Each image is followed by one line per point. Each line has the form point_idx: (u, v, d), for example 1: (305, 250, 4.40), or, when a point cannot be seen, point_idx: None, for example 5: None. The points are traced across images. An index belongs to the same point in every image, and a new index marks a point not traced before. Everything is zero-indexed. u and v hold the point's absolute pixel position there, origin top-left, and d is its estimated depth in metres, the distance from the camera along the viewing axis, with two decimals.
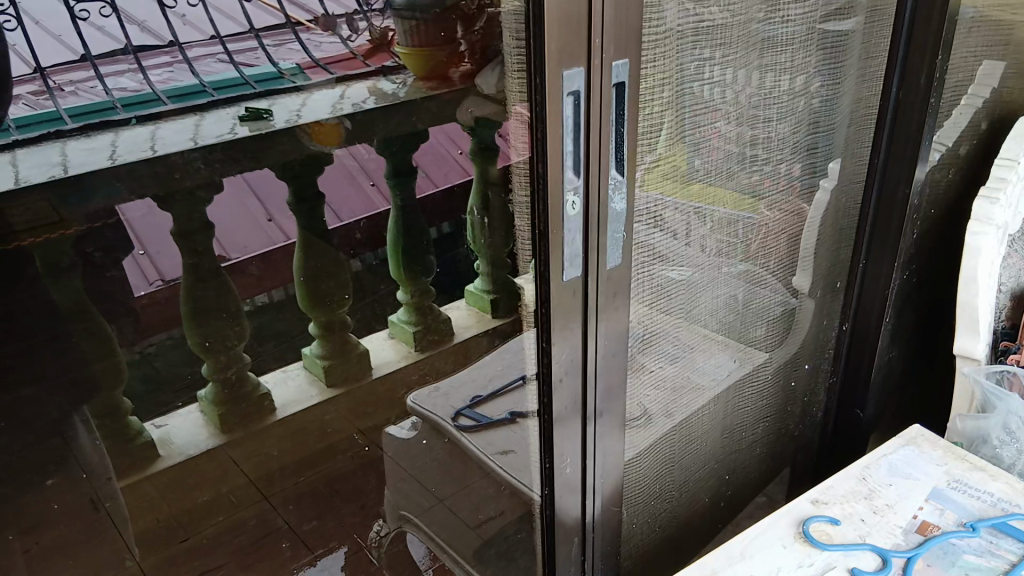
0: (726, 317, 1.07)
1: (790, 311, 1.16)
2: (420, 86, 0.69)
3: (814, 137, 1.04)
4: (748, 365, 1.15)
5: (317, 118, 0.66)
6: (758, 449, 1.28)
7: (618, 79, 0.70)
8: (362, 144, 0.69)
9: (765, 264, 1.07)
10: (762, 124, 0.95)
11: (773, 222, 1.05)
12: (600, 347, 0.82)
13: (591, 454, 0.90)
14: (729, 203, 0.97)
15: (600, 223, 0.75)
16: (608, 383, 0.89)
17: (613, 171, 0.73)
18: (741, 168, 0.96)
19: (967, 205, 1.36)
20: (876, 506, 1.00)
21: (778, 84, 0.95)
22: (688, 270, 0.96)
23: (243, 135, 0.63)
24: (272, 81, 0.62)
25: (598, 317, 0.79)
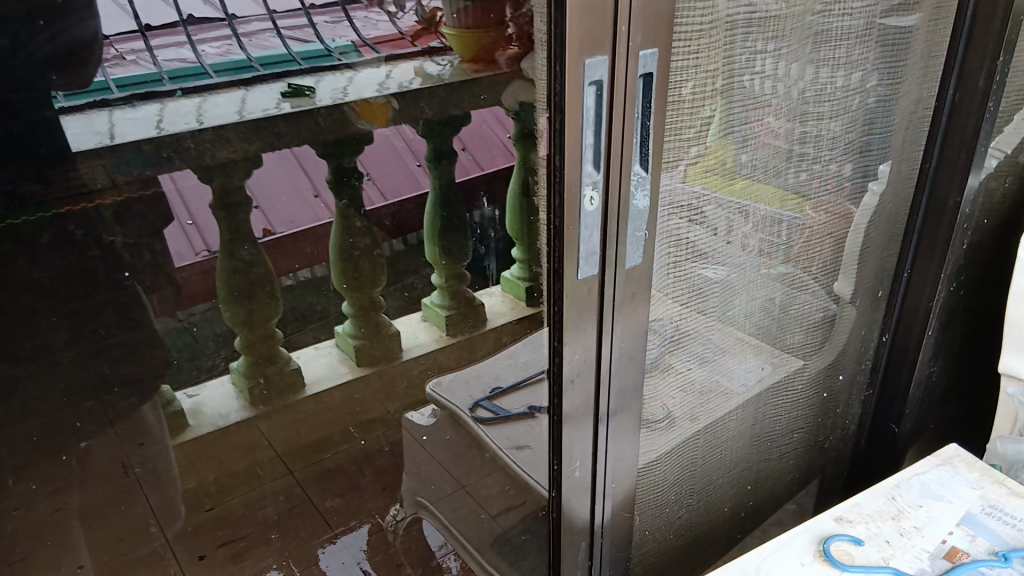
0: (764, 320, 1.04)
1: (830, 318, 1.13)
2: (467, 68, 0.69)
3: (867, 136, 1.00)
4: (782, 371, 1.12)
5: (363, 97, 0.65)
6: (786, 460, 1.26)
7: (646, 70, 0.70)
8: (408, 125, 0.68)
9: (807, 268, 1.04)
10: (813, 121, 0.92)
11: (818, 224, 1.01)
12: (616, 346, 0.86)
13: (602, 446, 0.93)
14: (776, 201, 0.94)
15: (618, 219, 0.76)
16: (626, 377, 0.90)
17: (636, 168, 0.75)
18: (789, 167, 0.93)
19: (1022, 216, 1.31)
20: (904, 528, 0.98)
21: (833, 80, 0.91)
22: (727, 271, 0.94)
23: (288, 110, 0.62)
24: (318, 58, 0.61)
25: (615, 315, 0.83)
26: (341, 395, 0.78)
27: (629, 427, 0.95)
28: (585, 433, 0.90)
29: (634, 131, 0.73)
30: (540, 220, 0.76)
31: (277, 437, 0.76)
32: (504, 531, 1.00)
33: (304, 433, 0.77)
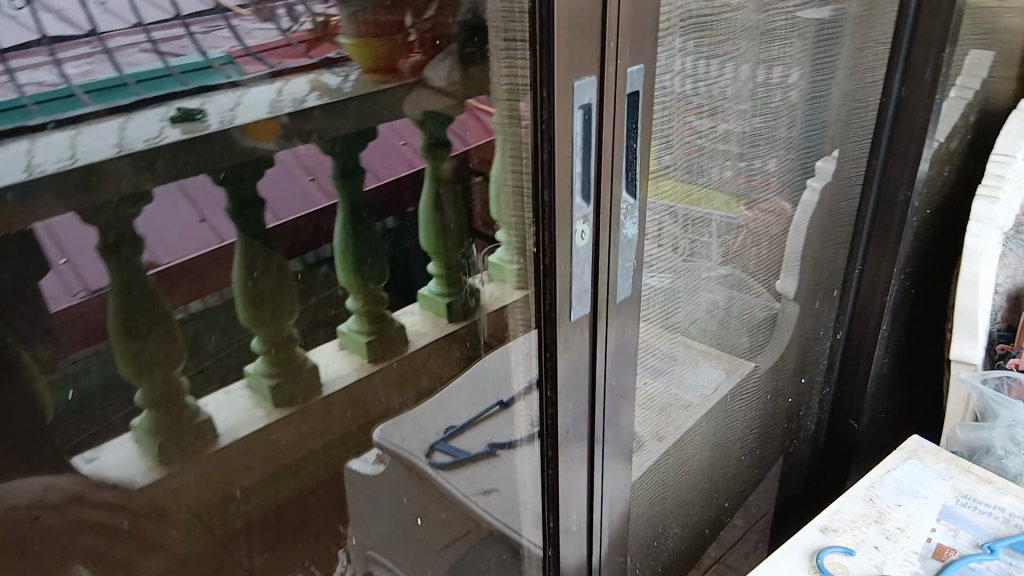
0: (710, 324, 1.01)
1: (772, 315, 1.09)
2: (369, 78, 0.64)
3: (799, 132, 0.99)
4: (731, 375, 1.08)
5: (255, 119, 0.59)
6: (744, 458, 1.21)
7: (633, 87, 0.73)
8: (311, 145, 0.63)
9: (745, 267, 1.02)
10: (736, 119, 0.90)
11: (751, 222, 0.99)
12: (608, 372, 0.88)
13: (598, 472, 0.94)
14: (705, 202, 0.91)
15: (610, 245, 0.80)
16: (616, 403, 0.91)
17: (624, 195, 0.79)
18: (715, 166, 0.90)
19: (960, 201, 1.31)
20: (888, 531, 0.94)
21: (754, 76, 0.89)
22: (663, 276, 0.91)
23: (173, 138, 0.56)
24: (201, 73, 0.56)
25: (606, 349, 0.86)
26: (260, 439, 0.72)
27: (580, 446, 0.91)
28: (579, 465, 0.92)
29: (621, 148, 0.75)
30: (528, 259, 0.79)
31: (193, 494, 0.70)
32: (458, 557, 0.99)
33: (221, 488, 0.71)
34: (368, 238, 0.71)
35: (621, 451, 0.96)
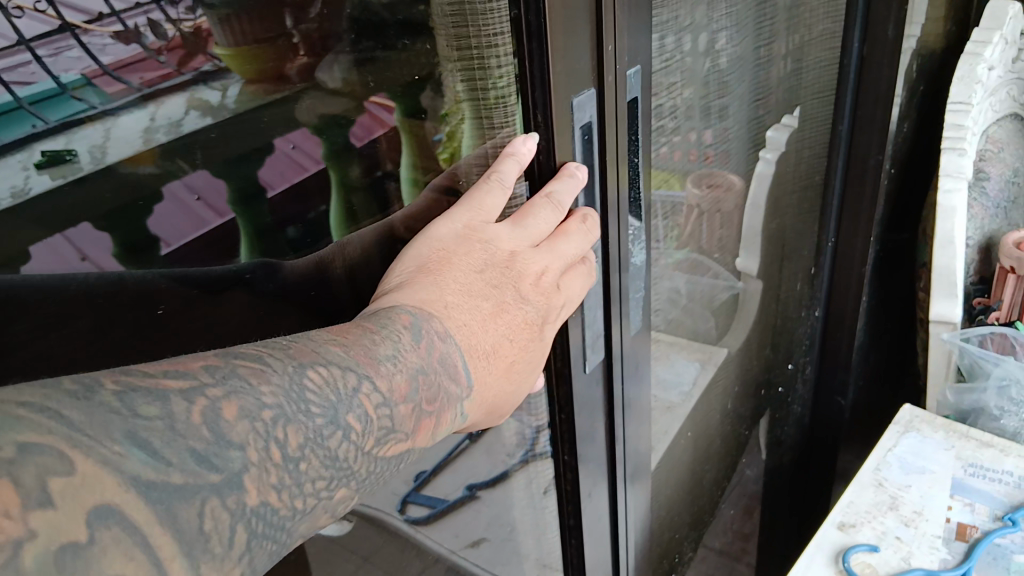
0: (674, 314, 0.86)
1: (735, 295, 1.00)
2: (253, 91, 0.46)
3: (750, 102, 0.85)
4: (708, 368, 0.98)
5: (129, 156, 0.42)
6: (721, 451, 1.14)
7: (633, 95, 0.62)
8: (198, 172, 0.45)
9: (703, 246, 0.88)
10: (669, 94, 0.69)
11: (703, 201, 0.83)
12: (626, 389, 0.76)
13: (621, 505, 0.85)
14: (659, 184, 0.73)
15: (624, 279, 0.69)
16: (635, 418, 0.80)
17: (629, 218, 0.68)
18: (666, 139, 0.71)
19: (917, 150, 1.26)
20: (906, 517, 0.88)
21: (681, 44, 0.68)
22: (640, 288, 0.73)
23: (40, 189, 0.40)
24: (60, 106, 0.40)
25: (625, 380, 0.75)
26: None
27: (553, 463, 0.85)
28: (597, 497, 0.80)
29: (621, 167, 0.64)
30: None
31: None
32: None
33: None
34: (327, 283, 0.57)
35: (630, 472, 0.84)
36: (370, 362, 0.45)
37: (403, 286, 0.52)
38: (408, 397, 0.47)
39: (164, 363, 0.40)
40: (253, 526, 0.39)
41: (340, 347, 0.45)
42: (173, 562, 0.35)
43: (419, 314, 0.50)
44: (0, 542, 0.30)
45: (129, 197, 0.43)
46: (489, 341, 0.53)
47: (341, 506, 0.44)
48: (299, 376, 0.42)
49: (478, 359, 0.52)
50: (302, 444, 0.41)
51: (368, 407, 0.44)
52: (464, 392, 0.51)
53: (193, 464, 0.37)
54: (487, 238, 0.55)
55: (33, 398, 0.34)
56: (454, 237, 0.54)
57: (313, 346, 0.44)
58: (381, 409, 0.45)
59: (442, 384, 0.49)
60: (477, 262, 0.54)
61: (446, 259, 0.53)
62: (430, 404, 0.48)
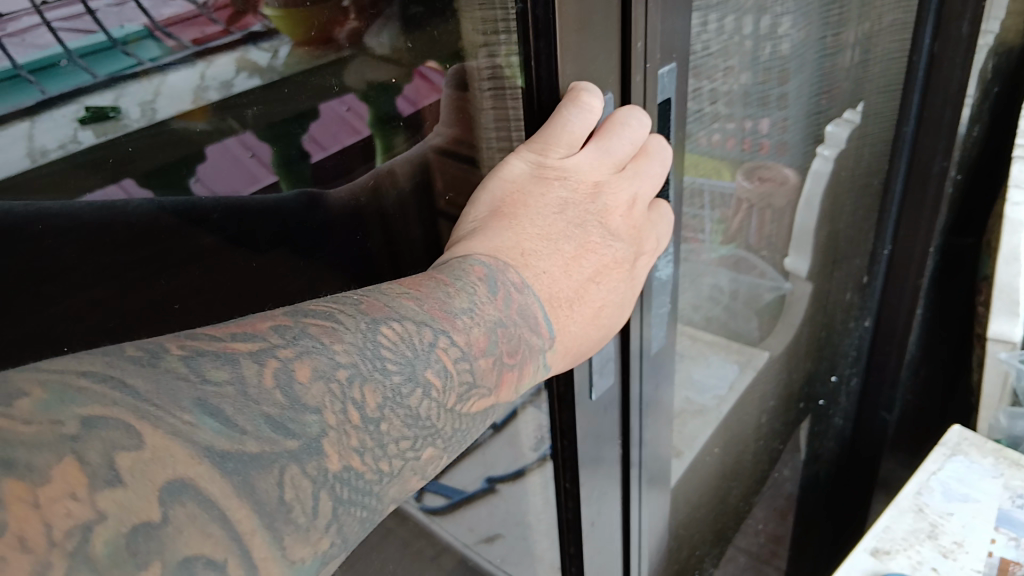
0: (714, 312, 0.84)
1: (781, 296, 0.97)
2: (301, 54, 0.44)
3: (811, 94, 0.82)
4: (749, 371, 0.95)
5: (180, 112, 0.41)
6: (753, 460, 1.10)
7: (665, 95, 0.58)
8: (250, 133, 0.44)
9: (752, 243, 0.85)
10: (727, 76, 0.66)
11: (755, 194, 0.80)
12: (643, 391, 0.71)
13: (634, 514, 0.81)
14: (709, 171, 0.70)
15: (648, 295, 0.65)
16: (654, 423, 0.77)
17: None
18: (722, 121, 0.69)
19: (986, 156, 1.20)
20: (945, 548, 0.84)
21: (743, 25, 0.65)
22: (666, 306, 0.69)
23: (89, 144, 0.39)
24: (111, 60, 0.38)
25: (642, 387, 0.71)
26: None
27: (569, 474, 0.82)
28: (614, 504, 0.78)
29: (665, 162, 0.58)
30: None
31: None
32: None
33: None
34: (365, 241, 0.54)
35: (654, 476, 0.82)
36: (446, 316, 0.44)
37: (475, 234, 0.50)
38: (487, 350, 0.45)
39: (232, 326, 0.39)
40: (338, 493, 0.38)
41: (414, 300, 0.44)
42: (253, 534, 0.35)
43: (492, 264, 0.48)
44: (70, 526, 0.31)
45: (172, 154, 0.42)
46: (572, 287, 0.52)
47: (431, 466, 0.44)
48: (372, 333, 0.41)
49: (563, 307, 0.51)
50: (382, 402, 0.40)
51: (446, 362, 0.43)
52: (548, 342, 0.50)
53: (269, 430, 0.36)
54: (566, 175, 0.53)
55: (93, 368, 0.34)
56: (527, 177, 0.52)
57: (386, 300, 0.43)
58: (461, 363, 0.44)
59: (522, 335, 0.48)
60: (555, 202, 0.52)
61: (522, 202, 0.52)
62: (510, 357, 0.47)
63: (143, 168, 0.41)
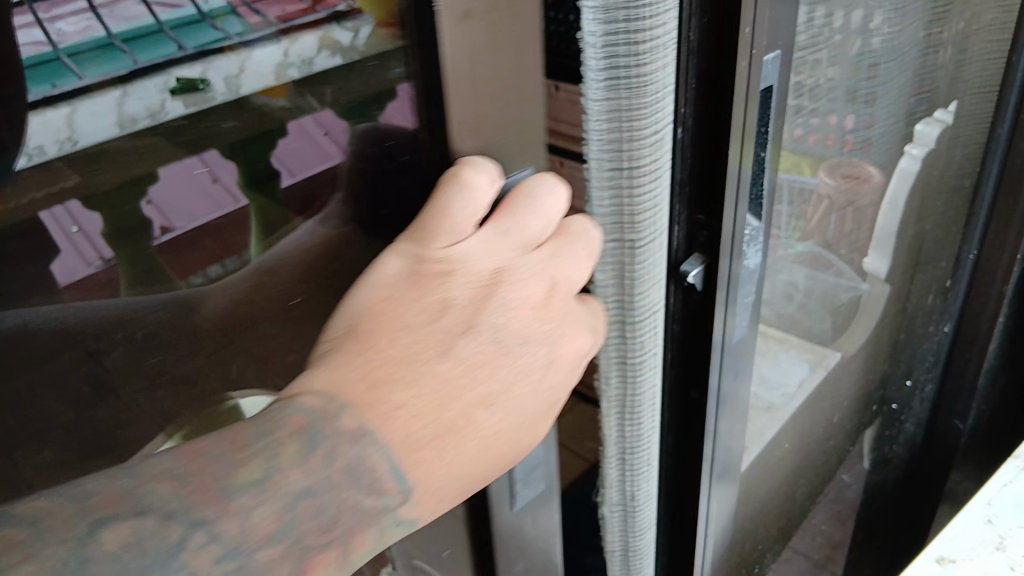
0: (787, 309, 0.81)
1: (856, 299, 0.93)
2: (384, 34, 0.43)
3: (897, 90, 0.78)
4: (819, 370, 0.93)
5: (264, 87, 0.40)
6: (818, 462, 1.08)
7: (767, 82, 0.56)
8: (327, 110, 0.43)
9: (830, 243, 0.83)
10: (817, 72, 0.64)
11: (836, 193, 0.78)
12: (724, 380, 0.71)
13: (707, 509, 0.81)
14: (794, 169, 0.69)
15: (733, 282, 0.65)
16: (729, 415, 0.76)
17: (749, 215, 0.63)
18: (808, 119, 0.67)
19: None
20: (1014, 560, 0.81)
21: (834, 19, 0.63)
22: (751, 293, 0.69)
23: (175, 115, 0.38)
24: (200, 31, 0.37)
25: (722, 373, 0.70)
26: None
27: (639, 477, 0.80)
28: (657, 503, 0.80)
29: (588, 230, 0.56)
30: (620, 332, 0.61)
31: None
32: None
33: None
34: None
35: (727, 466, 0.81)
36: (216, 499, 0.39)
37: (322, 366, 0.45)
38: (275, 536, 0.40)
39: None
40: None
41: (172, 483, 0.39)
42: None
43: (316, 415, 0.42)
44: None
45: (256, 129, 0.41)
46: (433, 429, 0.45)
47: None
48: (90, 543, 0.36)
49: (422, 454, 0.45)
50: None
51: (201, 562, 0.38)
52: (390, 501, 0.44)
53: None
54: (447, 283, 0.48)
55: None
56: (400, 281, 0.47)
57: (130, 488, 0.38)
58: (227, 559, 0.39)
59: (344, 502, 0.42)
60: (423, 317, 0.47)
61: (386, 313, 0.46)
62: (319, 534, 0.42)
63: (226, 141, 0.40)
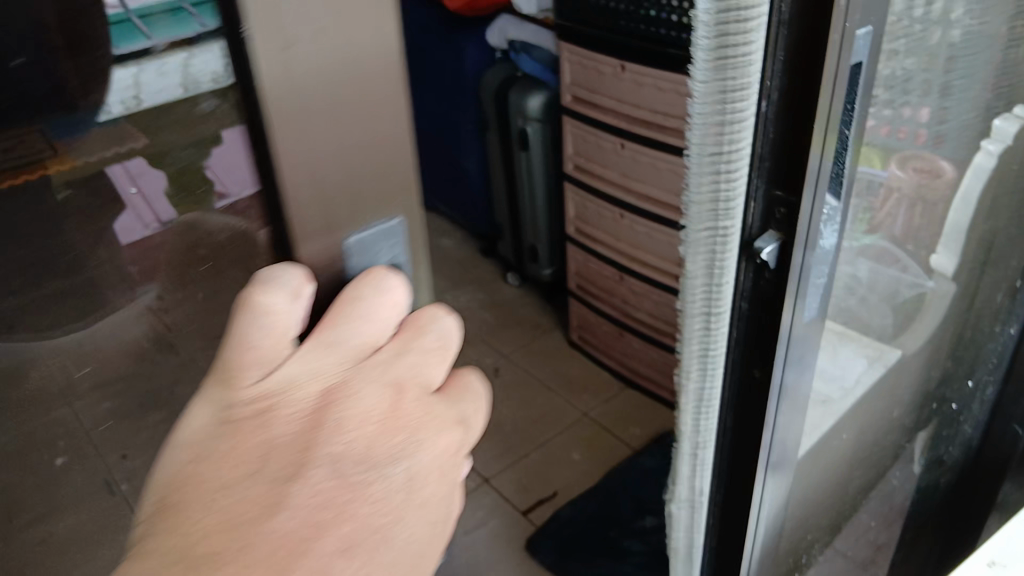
0: (852, 306, 0.77)
1: (919, 295, 0.90)
2: None
3: (974, 82, 0.75)
4: (880, 367, 0.88)
5: None
6: (874, 461, 1.04)
7: (859, 59, 0.42)
8: None
9: (897, 237, 0.80)
10: (896, 62, 0.62)
11: (905, 186, 0.75)
12: (780, 406, 0.55)
13: (768, 542, 0.67)
14: (869, 161, 0.66)
15: (799, 281, 0.49)
16: (789, 437, 0.60)
17: (826, 196, 0.46)
18: (883, 111, 0.64)
19: None
20: None
21: (916, 7, 0.60)
22: (824, 279, 0.51)
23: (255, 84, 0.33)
24: None
25: (779, 398, 0.55)
26: None
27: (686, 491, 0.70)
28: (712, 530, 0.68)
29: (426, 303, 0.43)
30: (692, 342, 0.52)
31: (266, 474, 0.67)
32: None
33: None
34: None
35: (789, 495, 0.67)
36: None
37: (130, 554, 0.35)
38: None
39: None
40: None
41: None
42: None
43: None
44: None
45: None
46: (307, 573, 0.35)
47: None
48: None
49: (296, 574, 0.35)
50: None
51: None
52: None
53: None
54: (269, 417, 0.36)
55: None
56: (210, 433, 0.36)
57: None
58: None
59: None
60: (248, 462, 0.35)
61: (191, 480, 0.35)
62: None
63: None
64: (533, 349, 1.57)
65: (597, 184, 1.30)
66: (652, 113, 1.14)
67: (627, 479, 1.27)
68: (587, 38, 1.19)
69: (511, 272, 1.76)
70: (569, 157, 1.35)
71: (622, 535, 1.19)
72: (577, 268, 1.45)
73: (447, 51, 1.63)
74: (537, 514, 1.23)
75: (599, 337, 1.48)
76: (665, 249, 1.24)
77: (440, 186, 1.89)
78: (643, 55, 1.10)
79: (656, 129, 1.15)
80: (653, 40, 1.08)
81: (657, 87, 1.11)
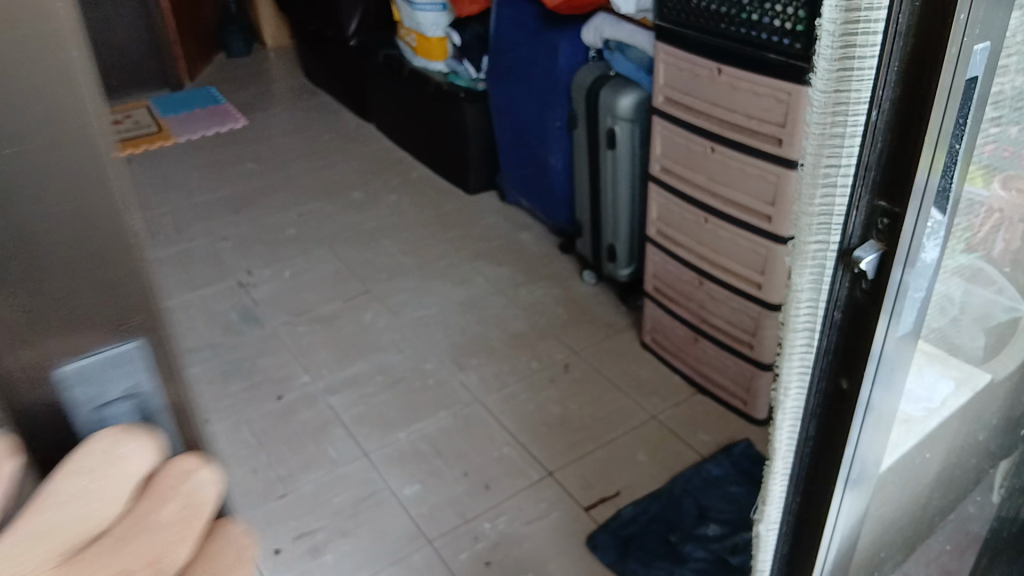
0: (947, 328, 0.75)
1: (1015, 320, 0.87)
2: None
3: None
4: (967, 391, 0.85)
5: None
6: (963, 493, 0.99)
7: (974, 74, 0.40)
8: None
9: (994, 260, 0.77)
10: (1010, 81, 0.60)
11: (1008, 209, 0.73)
12: (867, 422, 0.52)
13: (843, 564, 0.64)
14: (975, 181, 0.64)
15: (897, 296, 0.46)
16: (874, 454, 0.57)
17: (932, 211, 0.44)
18: (994, 130, 0.62)
19: None
20: None
21: None
22: (920, 291, 0.49)
23: None
24: None
25: (867, 414, 0.52)
26: None
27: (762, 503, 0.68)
28: None
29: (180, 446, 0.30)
30: (792, 351, 0.50)
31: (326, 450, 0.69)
32: None
33: None
34: None
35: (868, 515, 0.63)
36: None
37: None
38: None
39: None
40: None
41: None
42: None
43: None
44: None
45: None
46: None
47: None
48: None
49: None
50: None
51: None
52: None
53: None
54: None
55: None
56: None
57: None
58: None
59: None
60: None
61: None
62: None
63: None
64: (605, 347, 1.57)
65: (682, 186, 1.29)
66: (745, 118, 1.12)
67: (692, 484, 1.26)
68: (684, 40, 1.18)
69: (587, 270, 1.76)
70: (655, 158, 1.34)
71: (683, 539, 1.18)
72: (654, 269, 1.44)
73: (542, 48, 1.64)
74: (599, 511, 1.23)
75: (673, 340, 1.47)
76: (749, 256, 1.22)
77: (524, 181, 1.91)
78: (741, 59, 1.09)
79: (749, 134, 1.14)
80: (751, 45, 1.07)
81: (753, 92, 1.09)
